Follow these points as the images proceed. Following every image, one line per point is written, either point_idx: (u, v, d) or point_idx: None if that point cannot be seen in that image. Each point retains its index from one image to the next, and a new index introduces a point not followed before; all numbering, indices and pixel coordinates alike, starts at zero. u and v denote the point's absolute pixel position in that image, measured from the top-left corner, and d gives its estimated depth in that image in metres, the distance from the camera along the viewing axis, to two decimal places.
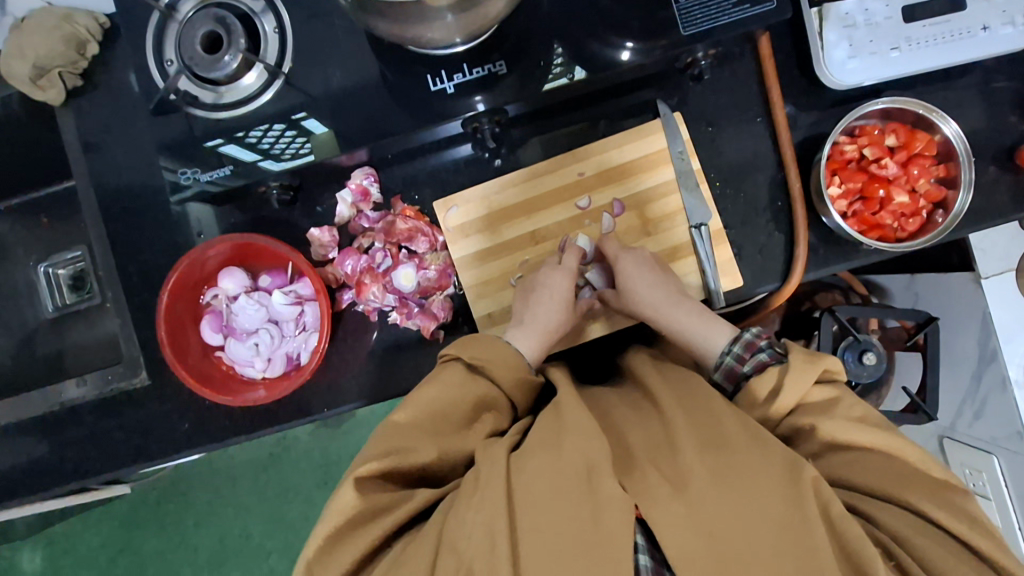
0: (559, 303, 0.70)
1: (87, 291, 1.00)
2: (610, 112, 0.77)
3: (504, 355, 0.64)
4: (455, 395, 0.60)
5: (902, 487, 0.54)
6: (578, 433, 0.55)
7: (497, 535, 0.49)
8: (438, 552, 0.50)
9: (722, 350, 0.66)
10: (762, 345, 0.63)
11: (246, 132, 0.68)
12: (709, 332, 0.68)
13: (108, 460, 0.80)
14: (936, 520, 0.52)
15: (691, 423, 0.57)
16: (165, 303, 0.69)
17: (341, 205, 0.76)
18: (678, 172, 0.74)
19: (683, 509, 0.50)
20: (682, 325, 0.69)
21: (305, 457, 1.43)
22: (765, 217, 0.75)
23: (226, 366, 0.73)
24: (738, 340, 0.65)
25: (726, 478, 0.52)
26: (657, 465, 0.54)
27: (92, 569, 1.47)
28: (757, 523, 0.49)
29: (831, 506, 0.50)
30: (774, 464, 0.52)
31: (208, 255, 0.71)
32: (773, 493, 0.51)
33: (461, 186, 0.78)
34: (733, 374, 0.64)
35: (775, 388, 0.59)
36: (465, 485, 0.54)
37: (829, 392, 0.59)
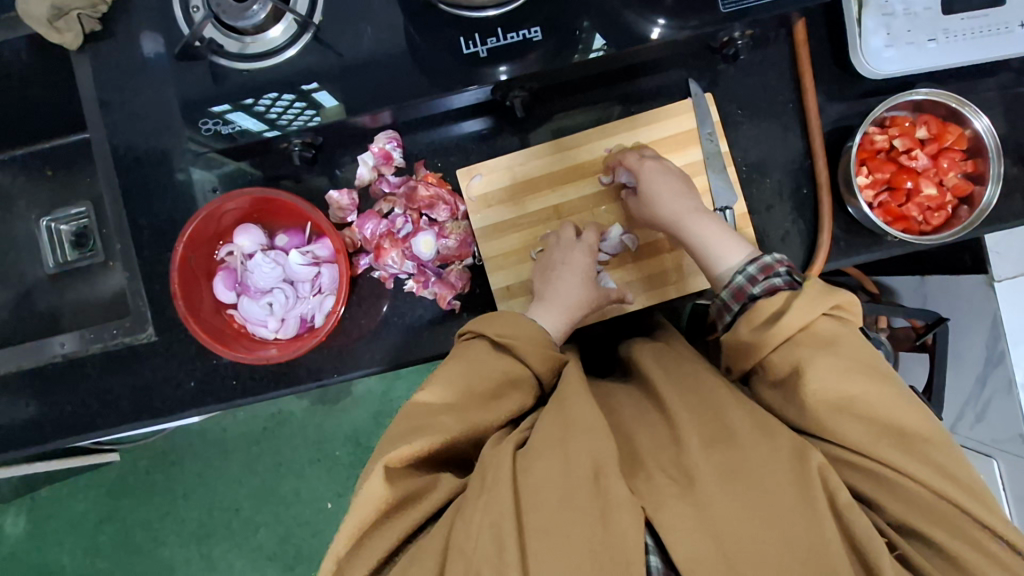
0: (581, 276, 0.69)
1: (89, 248, 0.98)
2: (643, 88, 0.76)
3: (527, 330, 0.64)
4: (480, 371, 0.60)
5: (893, 450, 0.52)
6: (583, 431, 0.53)
7: (507, 537, 0.48)
8: (448, 555, 0.49)
9: (737, 268, 0.66)
10: (777, 271, 0.63)
11: (255, 99, 0.66)
12: (728, 250, 0.67)
13: (109, 417, 0.79)
14: (925, 483, 0.50)
15: (696, 419, 0.56)
16: (181, 254, 0.67)
17: (363, 167, 0.75)
18: (707, 154, 0.73)
19: (690, 509, 0.50)
20: (702, 242, 0.68)
21: (299, 433, 1.42)
22: (789, 204, 0.74)
23: (238, 324, 0.72)
24: (755, 261, 0.65)
25: (735, 477, 0.51)
26: (663, 465, 0.53)
27: (78, 535, 1.46)
28: (767, 521, 0.49)
29: (838, 496, 0.50)
30: (784, 458, 0.52)
31: (227, 208, 0.69)
32: (783, 487, 0.50)
33: (485, 156, 0.77)
34: (741, 292, 0.64)
35: (783, 305, 0.58)
36: (471, 486, 0.52)
37: (834, 329, 0.57)
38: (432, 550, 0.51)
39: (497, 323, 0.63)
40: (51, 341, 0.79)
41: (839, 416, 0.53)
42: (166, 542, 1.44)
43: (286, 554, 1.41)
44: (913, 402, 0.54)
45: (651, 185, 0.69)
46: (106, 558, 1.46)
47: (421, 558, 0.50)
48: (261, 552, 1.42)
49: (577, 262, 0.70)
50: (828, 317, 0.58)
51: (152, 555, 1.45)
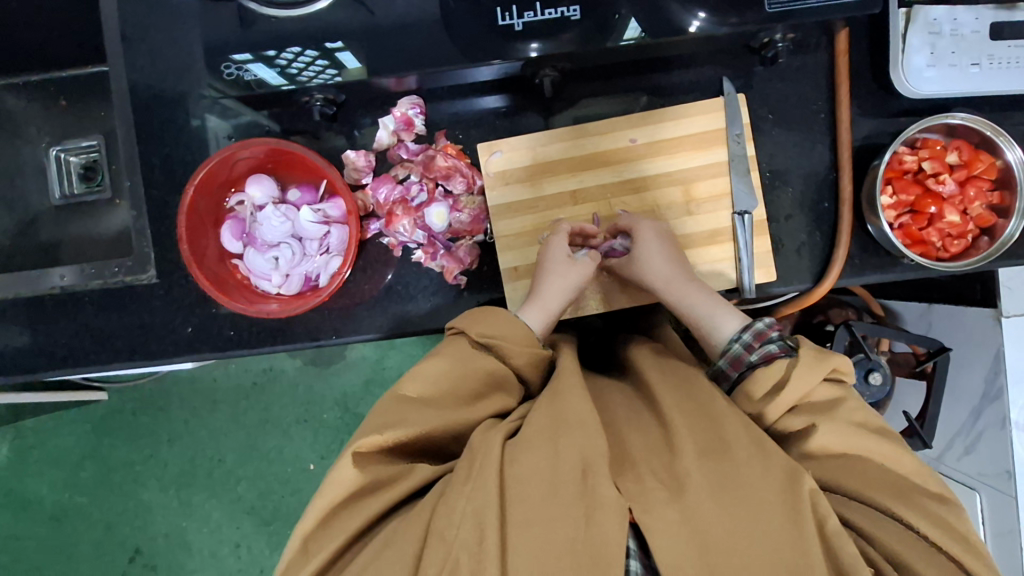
0: (568, 283, 0.68)
1: (97, 183, 0.96)
2: (676, 81, 0.75)
3: (517, 331, 0.63)
4: (464, 368, 0.60)
5: (893, 499, 0.54)
6: (575, 428, 0.54)
7: (489, 526, 0.49)
8: (426, 540, 0.50)
9: (731, 336, 0.65)
10: (772, 337, 0.62)
11: (278, 52, 0.64)
12: (723, 320, 0.66)
13: (103, 353, 0.78)
14: (924, 534, 0.52)
15: (690, 427, 0.56)
16: (189, 197, 0.64)
17: (382, 131, 0.73)
18: (732, 155, 0.71)
19: (677, 515, 0.50)
20: (691, 306, 0.68)
21: (289, 391, 1.42)
22: (809, 217, 0.73)
23: (241, 275, 0.70)
24: (748, 328, 0.64)
25: (724, 487, 0.52)
26: (654, 469, 0.54)
27: (60, 469, 1.47)
28: (751, 536, 0.50)
29: (828, 521, 0.50)
30: (776, 475, 0.52)
31: (241, 154, 0.66)
32: (773, 501, 0.51)
33: (509, 132, 0.75)
34: (738, 361, 0.63)
35: (779, 378, 0.58)
36: (458, 470, 0.53)
37: (834, 393, 0.58)
38: (409, 534, 0.51)
39: (483, 326, 0.62)
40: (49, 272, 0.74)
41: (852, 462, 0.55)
42: (146, 485, 1.46)
43: (263, 509, 1.43)
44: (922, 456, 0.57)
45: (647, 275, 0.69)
46: (84, 493, 1.46)
47: (394, 544, 0.51)
48: (239, 505, 1.43)
49: (565, 276, 0.68)
50: (826, 381, 0.59)
51: (131, 496, 1.46)
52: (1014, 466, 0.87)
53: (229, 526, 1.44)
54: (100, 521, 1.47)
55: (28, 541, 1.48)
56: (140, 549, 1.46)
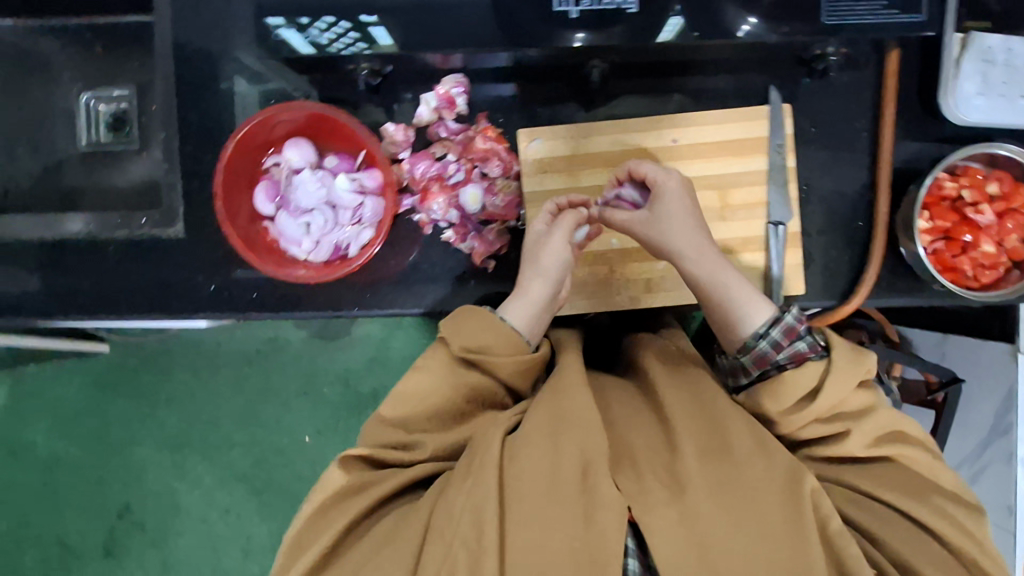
0: (552, 278, 0.66)
1: (125, 134, 0.95)
2: (721, 86, 0.74)
3: (500, 339, 0.62)
4: (445, 384, 0.61)
5: (908, 498, 0.56)
6: (576, 424, 0.55)
7: (488, 522, 0.51)
8: (425, 537, 0.53)
9: (756, 329, 0.61)
10: (801, 333, 0.60)
11: (311, 20, 0.64)
12: (752, 303, 0.61)
13: (122, 305, 0.78)
14: (935, 532, 0.55)
15: (692, 428, 0.57)
16: (228, 155, 0.64)
17: (424, 107, 0.72)
18: (772, 165, 0.71)
19: (677, 515, 0.52)
20: (710, 282, 0.63)
21: (292, 362, 1.42)
22: (839, 235, 0.74)
23: (271, 238, 0.69)
24: (777, 323, 0.60)
25: (725, 489, 0.53)
26: (655, 469, 0.55)
27: (56, 418, 1.47)
28: (753, 534, 0.51)
29: (830, 523, 0.52)
30: (778, 477, 0.54)
31: (283, 116, 0.66)
32: (772, 504, 0.53)
33: (550, 121, 0.74)
34: (763, 359, 0.60)
35: (812, 387, 0.58)
36: (459, 468, 0.56)
37: (866, 400, 0.59)
38: (409, 531, 0.54)
39: (464, 339, 0.61)
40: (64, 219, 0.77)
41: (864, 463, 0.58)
42: (142, 443, 1.46)
43: (256, 478, 1.43)
44: (935, 459, 0.60)
45: (665, 221, 0.64)
46: (78, 444, 1.46)
47: (394, 540, 0.54)
48: (232, 471, 1.44)
49: (549, 274, 0.66)
50: (860, 389, 0.60)
51: (125, 452, 1.46)
52: (1015, 502, 0.89)
53: (220, 492, 1.44)
54: (92, 475, 1.47)
55: (18, 488, 1.48)
56: (128, 505, 1.46)
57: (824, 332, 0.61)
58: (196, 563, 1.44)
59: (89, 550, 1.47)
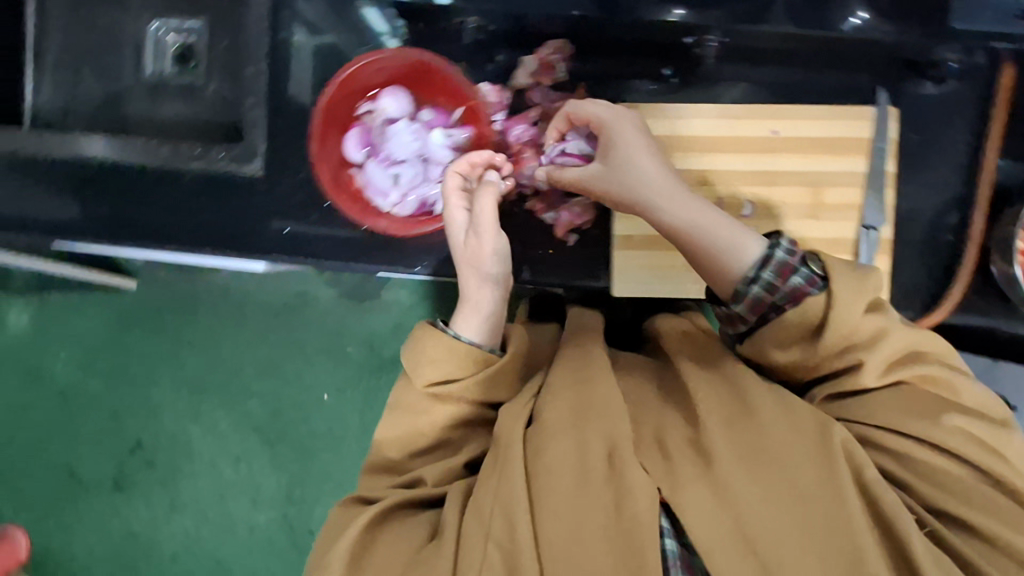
0: (479, 273, 0.63)
1: (191, 68, 0.86)
2: (826, 82, 0.72)
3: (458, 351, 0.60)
4: (425, 416, 0.61)
5: (941, 430, 0.53)
6: (600, 413, 0.56)
7: (522, 521, 0.51)
8: (460, 546, 0.52)
9: (750, 271, 0.56)
10: (795, 266, 0.55)
11: None
12: (739, 240, 0.57)
13: (189, 239, 0.76)
14: (969, 459, 0.52)
15: (716, 402, 0.57)
16: (329, 95, 0.62)
17: (521, 70, 0.71)
18: (870, 169, 0.70)
19: (709, 489, 0.51)
20: (688, 223, 0.58)
21: (319, 319, 1.39)
22: (925, 247, 0.73)
23: (358, 187, 0.68)
24: (770, 262, 0.56)
25: (754, 456, 0.53)
26: (681, 445, 0.55)
27: (79, 348, 1.45)
28: (789, 496, 0.50)
29: (865, 471, 0.51)
30: (809, 443, 0.52)
31: (387, 62, 0.64)
32: (803, 467, 0.52)
33: (646, 97, 0.73)
34: (760, 304, 0.57)
35: (820, 321, 0.53)
36: (486, 469, 0.56)
37: (879, 325, 0.54)
38: (443, 545, 0.53)
39: (428, 373, 0.59)
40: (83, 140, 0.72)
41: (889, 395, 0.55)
42: (159, 383, 1.43)
43: (271, 430, 1.40)
44: (965, 386, 0.56)
45: (614, 171, 0.61)
46: (97, 376, 1.44)
47: (429, 557, 0.53)
48: (248, 420, 1.41)
49: (484, 272, 0.64)
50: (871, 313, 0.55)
51: (140, 390, 1.43)
52: None
53: (234, 440, 1.41)
54: (106, 408, 1.44)
55: (31, 415, 1.46)
56: (140, 443, 1.43)
57: (821, 257, 0.55)
58: (201, 506, 1.41)
59: (95, 483, 1.44)
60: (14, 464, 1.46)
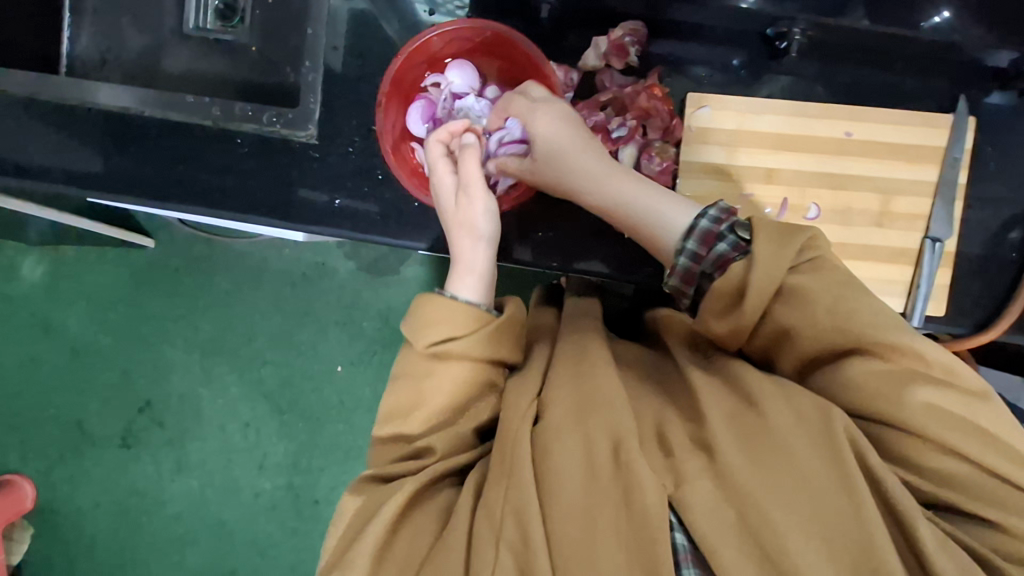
0: (472, 228, 0.60)
1: (234, 24, 0.82)
2: (906, 85, 0.70)
3: (454, 312, 0.58)
4: (424, 387, 0.58)
5: (958, 433, 0.47)
6: (602, 408, 0.53)
7: (533, 523, 0.50)
8: (472, 544, 0.51)
9: (677, 244, 0.56)
10: (720, 232, 0.53)
11: None
12: (666, 206, 0.57)
13: (231, 201, 0.73)
14: (992, 469, 0.46)
15: (719, 394, 0.53)
16: (399, 65, 0.61)
17: (591, 51, 0.69)
18: (942, 179, 0.68)
19: (714, 481, 0.48)
20: (625, 198, 0.59)
21: (336, 291, 1.34)
22: (988, 262, 0.71)
23: (417, 163, 0.66)
24: (692, 233, 0.55)
25: (758, 447, 0.49)
26: (684, 437, 0.52)
27: (92, 304, 1.40)
28: (798, 492, 0.47)
29: (869, 456, 0.47)
30: (811, 433, 0.48)
31: (459, 34, 0.62)
32: (806, 458, 0.48)
33: (718, 88, 0.70)
34: (689, 274, 0.55)
35: (740, 283, 0.51)
36: (494, 468, 0.54)
37: (874, 315, 0.49)
38: (459, 536, 0.52)
39: (429, 335, 0.57)
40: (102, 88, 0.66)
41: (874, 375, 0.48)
42: (172, 343, 1.39)
43: (282, 397, 1.36)
44: (970, 379, 0.48)
45: (540, 154, 0.61)
46: (110, 333, 1.40)
47: (446, 547, 0.51)
48: (259, 386, 1.37)
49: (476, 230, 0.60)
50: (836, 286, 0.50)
51: (153, 351, 1.40)
52: None
53: (245, 406, 1.37)
54: (117, 366, 1.41)
55: (40, 368, 1.42)
56: (151, 403, 1.40)
57: (748, 220, 0.52)
58: (208, 470, 1.39)
59: (105, 439, 1.41)
60: (18, 416, 1.43)
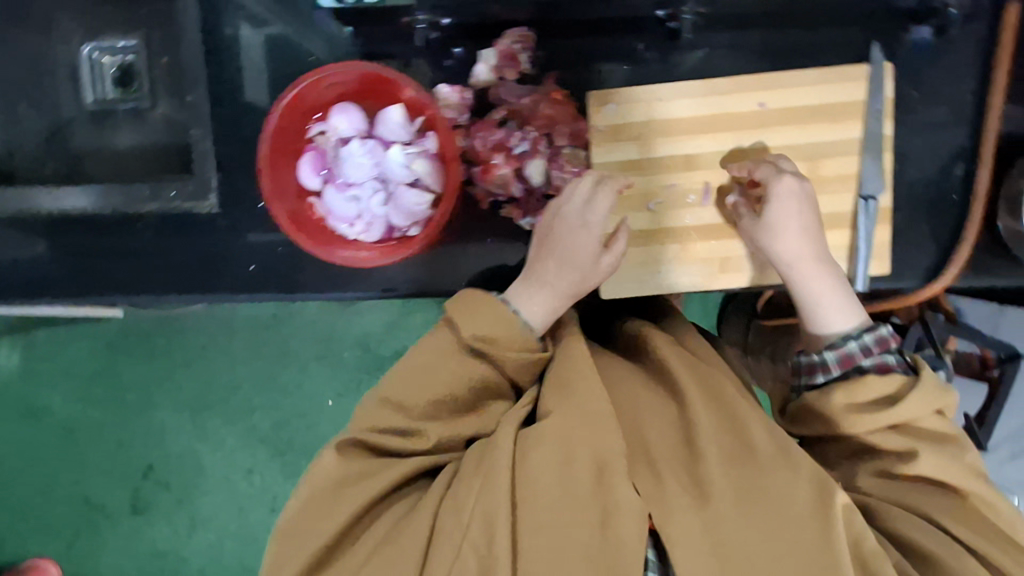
0: (580, 262, 0.61)
1: (134, 89, 0.78)
2: (818, 42, 0.67)
3: (510, 329, 0.58)
4: (438, 374, 0.58)
5: (927, 499, 0.53)
6: (590, 424, 0.53)
7: (500, 529, 0.50)
8: (433, 538, 0.51)
9: (844, 333, 0.58)
10: (891, 347, 0.57)
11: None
12: (846, 308, 0.58)
13: (153, 283, 0.72)
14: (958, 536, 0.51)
15: (719, 431, 0.54)
16: (273, 123, 0.58)
17: (482, 65, 0.65)
18: (868, 134, 0.65)
19: (700, 523, 0.50)
20: (812, 296, 0.59)
21: (309, 327, 1.28)
22: (932, 209, 0.69)
23: (318, 216, 0.63)
24: (872, 331, 0.57)
25: (752, 497, 0.51)
26: (678, 472, 0.53)
27: (71, 381, 1.34)
28: (774, 539, 0.50)
29: (864, 540, 0.49)
30: (808, 488, 0.50)
31: (331, 79, 0.59)
32: (799, 514, 0.50)
33: (623, 81, 0.67)
34: (846, 362, 0.57)
35: (889, 395, 0.55)
36: (467, 466, 0.53)
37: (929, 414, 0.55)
38: (418, 529, 0.52)
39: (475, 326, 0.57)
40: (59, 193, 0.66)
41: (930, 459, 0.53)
42: (159, 405, 1.32)
43: (280, 439, 1.30)
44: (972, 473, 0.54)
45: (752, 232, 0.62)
46: (98, 407, 1.34)
47: (397, 541, 0.52)
48: (255, 435, 1.31)
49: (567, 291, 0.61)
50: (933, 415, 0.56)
51: (143, 416, 1.33)
52: None
53: (244, 454, 1.31)
54: (111, 436, 1.34)
55: (30, 453, 1.36)
56: (152, 469, 1.33)
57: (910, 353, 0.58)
58: (221, 524, 1.32)
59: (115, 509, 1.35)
60: (22, 506, 1.36)
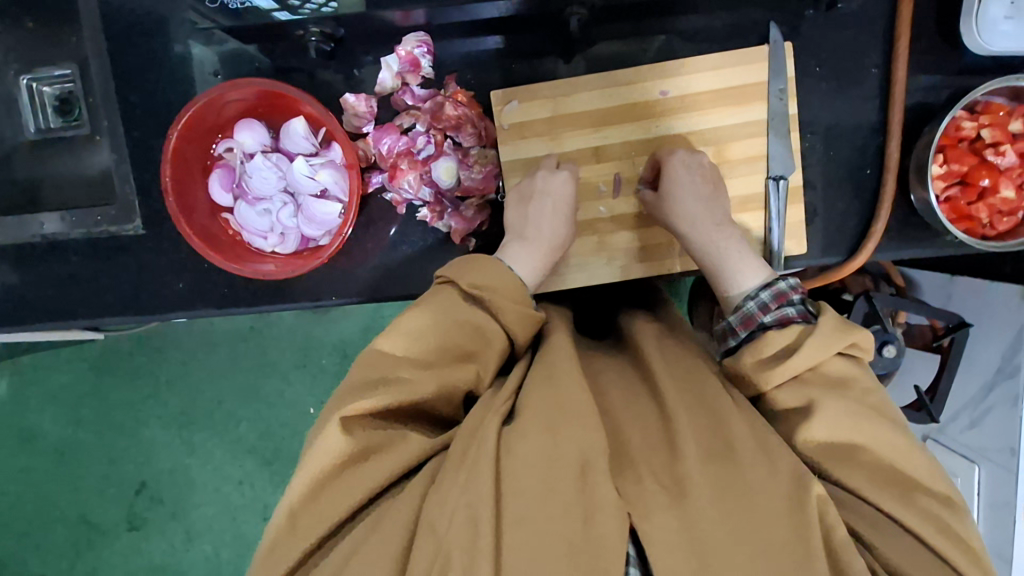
0: (563, 214, 0.63)
1: (74, 117, 0.78)
2: (716, 27, 0.67)
3: (508, 284, 0.57)
4: (440, 340, 0.53)
5: (890, 498, 0.48)
6: (574, 418, 0.48)
7: (482, 524, 0.43)
8: (415, 534, 0.45)
9: (747, 292, 0.58)
10: (792, 299, 0.55)
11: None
12: (744, 268, 0.59)
13: (90, 307, 0.73)
14: (916, 534, 0.47)
15: (696, 427, 0.49)
16: (174, 143, 0.60)
17: (385, 72, 0.66)
18: (772, 113, 0.65)
19: (677, 523, 0.44)
20: (714, 252, 0.61)
21: (287, 336, 1.28)
22: (849, 183, 0.68)
23: (234, 231, 0.65)
24: (770, 287, 0.57)
25: (728, 493, 0.46)
26: (655, 469, 0.48)
27: (59, 406, 1.34)
28: (753, 540, 0.44)
29: (835, 532, 0.45)
30: (782, 480, 0.46)
31: (229, 98, 0.61)
32: (774, 512, 0.45)
33: (526, 78, 0.68)
34: (750, 319, 0.56)
35: (789, 345, 0.52)
36: (453, 455, 0.47)
37: (846, 370, 0.52)
38: (400, 521, 0.46)
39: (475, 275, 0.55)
40: (31, 219, 0.69)
41: (826, 412, 0.49)
42: (148, 423, 1.32)
43: (266, 449, 1.30)
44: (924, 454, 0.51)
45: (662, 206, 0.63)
46: (88, 429, 1.34)
47: (381, 530, 0.46)
48: (240, 446, 1.31)
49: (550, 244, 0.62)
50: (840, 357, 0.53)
51: (130, 435, 1.33)
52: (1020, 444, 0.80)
53: (232, 466, 1.31)
54: (102, 455, 1.34)
55: (19, 479, 1.36)
56: (145, 485, 1.33)
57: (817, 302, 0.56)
58: (216, 533, 1.32)
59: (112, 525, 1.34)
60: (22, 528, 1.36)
